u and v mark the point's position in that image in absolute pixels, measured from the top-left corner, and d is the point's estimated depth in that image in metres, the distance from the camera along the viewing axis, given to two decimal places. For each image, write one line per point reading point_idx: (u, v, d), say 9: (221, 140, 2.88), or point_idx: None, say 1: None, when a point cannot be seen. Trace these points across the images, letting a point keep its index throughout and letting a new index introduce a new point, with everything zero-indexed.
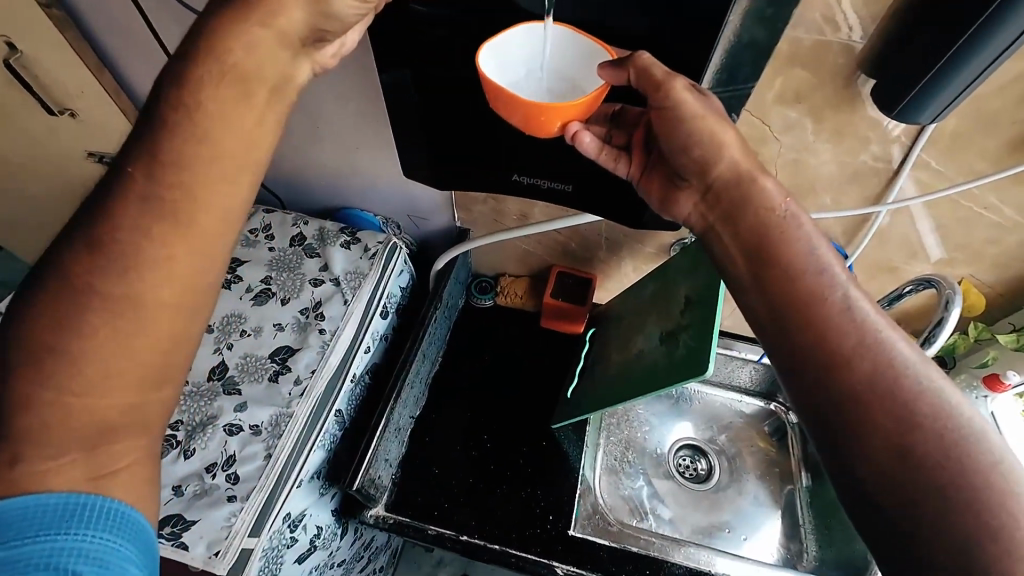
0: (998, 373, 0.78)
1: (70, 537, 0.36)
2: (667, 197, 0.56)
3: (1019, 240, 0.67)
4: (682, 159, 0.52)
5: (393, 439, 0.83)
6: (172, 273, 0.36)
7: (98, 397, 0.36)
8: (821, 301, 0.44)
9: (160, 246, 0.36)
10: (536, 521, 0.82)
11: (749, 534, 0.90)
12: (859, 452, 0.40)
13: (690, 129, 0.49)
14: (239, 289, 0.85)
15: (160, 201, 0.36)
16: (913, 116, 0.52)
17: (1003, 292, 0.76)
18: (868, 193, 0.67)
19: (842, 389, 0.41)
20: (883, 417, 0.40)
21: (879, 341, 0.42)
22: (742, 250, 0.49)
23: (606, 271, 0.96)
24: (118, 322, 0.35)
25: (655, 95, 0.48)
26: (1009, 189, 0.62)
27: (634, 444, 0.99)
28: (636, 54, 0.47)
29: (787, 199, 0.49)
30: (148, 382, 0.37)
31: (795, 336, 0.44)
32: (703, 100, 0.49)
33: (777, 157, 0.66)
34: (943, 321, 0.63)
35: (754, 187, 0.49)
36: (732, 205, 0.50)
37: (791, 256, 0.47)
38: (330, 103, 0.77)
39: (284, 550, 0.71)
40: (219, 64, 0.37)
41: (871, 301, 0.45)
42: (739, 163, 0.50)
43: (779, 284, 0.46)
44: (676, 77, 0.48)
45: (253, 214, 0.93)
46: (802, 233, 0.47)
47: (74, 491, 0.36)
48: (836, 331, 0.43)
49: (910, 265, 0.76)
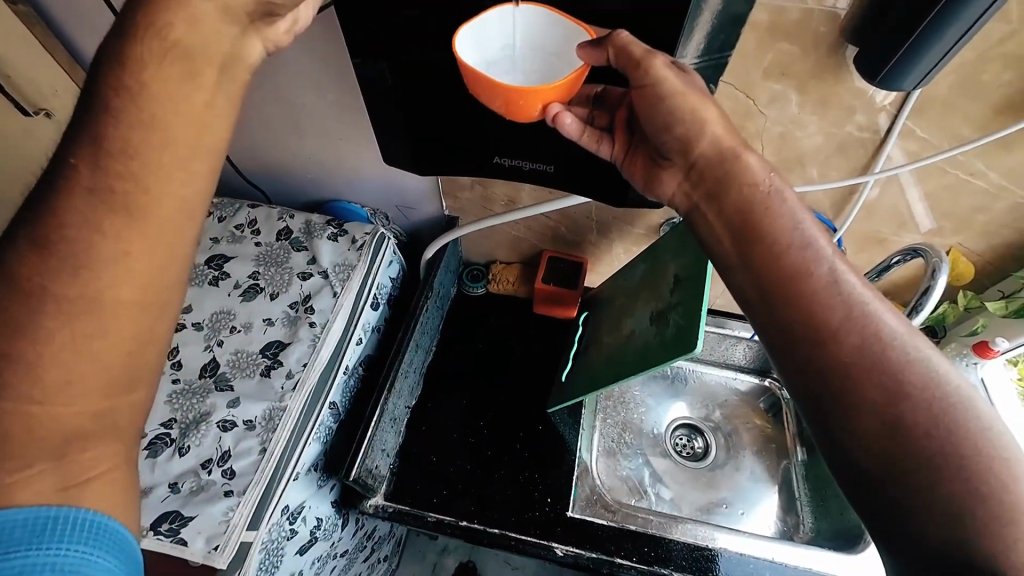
0: (988, 340, 0.78)
1: (43, 552, 0.34)
2: (651, 177, 0.55)
3: (1007, 207, 0.67)
4: (663, 138, 0.51)
5: (389, 428, 0.83)
6: (129, 269, 0.36)
7: (57, 395, 0.35)
8: (807, 276, 0.44)
9: (115, 242, 0.35)
10: (535, 504, 0.83)
11: (748, 508, 0.91)
12: (848, 424, 0.40)
13: (671, 107, 0.49)
14: (227, 286, 0.84)
15: (110, 194, 0.35)
16: (893, 83, 0.52)
17: (993, 260, 0.76)
18: (855, 164, 0.67)
19: (829, 361, 0.41)
20: (868, 388, 0.40)
21: (865, 313, 0.42)
22: (727, 228, 0.49)
23: (597, 254, 0.96)
24: (75, 322, 0.35)
25: (635, 74, 0.47)
26: (994, 154, 0.62)
27: (631, 425, 0.99)
28: (615, 33, 0.46)
29: (770, 173, 0.49)
30: (113, 378, 0.37)
31: (780, 310, 0.44)
32: (684, 76, 0.48)
33: (763, 131, 0.66)
34: (930, 290, 0.64)
35: (736, 163, 0.49)
36: (715, 182, 0.50)
37: (775, 232, 0.46)
38: (304, 90, 0.75)
39: (284, 543, 0.71)
40: (161, 42, 0.37)
41: (856, 273, 0.45)
42: (721, 139, 0.50)
43: (765, 260, 0.46)
44: (656, 54, 0.47)
45: (238, 209, 0.92)
46: (785, 207, 0.47)
47: (46, 504, 0.35)
48: (823, 306, 0.43)
49: (899, 236, 0.76)
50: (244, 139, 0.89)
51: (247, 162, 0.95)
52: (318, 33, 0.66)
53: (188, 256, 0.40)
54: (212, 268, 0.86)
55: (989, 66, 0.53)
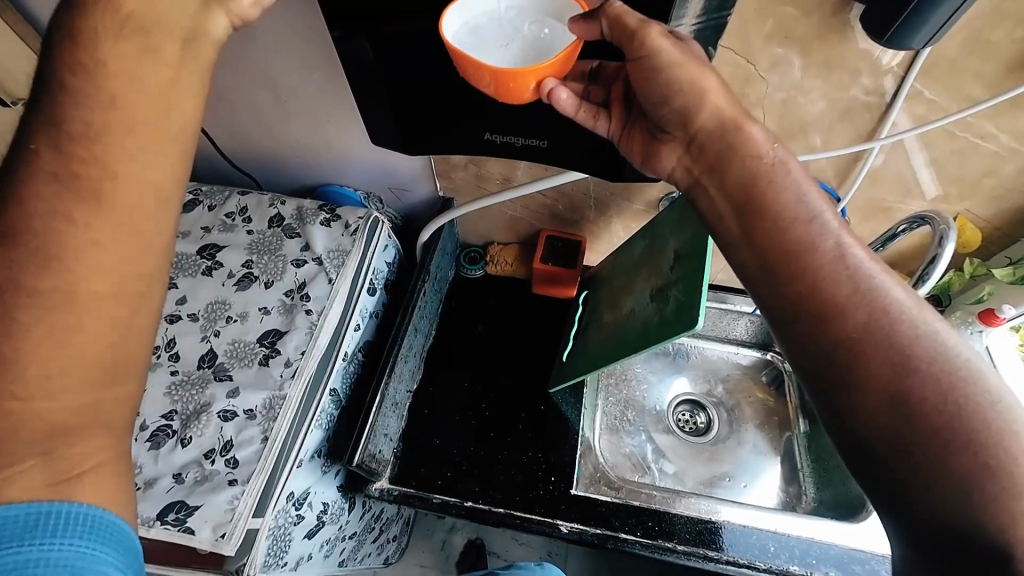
0: (994, 308, 0.77)
1: (38, 546, 0.34)
2: (650, 152, 0.53)
3: (1017, 170, 0.65)
4: (662, 112, 0.49)
5: (392, 413, 0.83)
6: (100, 257, 0.35)
7: (34, 389, 0.34)
8: (811, 251, 0.43)
9: (83, 230, 0.34)
10: (539, 483, 0.83)
11: (750, 480, 0.92)
12: (855, 404, 0.39)
13: (668, 78, 0.46)
14: (220, 275, 0.83)
15: (74, 180, 0.34)
16: (902, 42, 0.49)
17: (1001, 227, 0.74)
18: (859, 130, 0.65)
19: (834, 335, 0.41)
20: (876, 362, 0.39)
21: (873, 287, 0.41)
22: (729, 203, 0.47)
23: (595, 232, 0.95)
24: (47, 314, 0.34)
25: (629, 46, 0.45)
26: (1007, 114, 0.59)
27: (634, 403, 0.99)
28: (607, 3, 0.43)
29: (775, 144, 0.47)
30: (92, 372, 0.36)
31: (782, 285, 0.43)
32: (681, 44, 0.46)
33: (764, 99, 0.63)
34: (936, 259, 0.62)
35: (735, 134, 0.47)
36: (718, 156, 0.48)
37: (780, 209, 0.45)
38: (279, 69, 0.73)
39: (291, 528, 0.72)
40: (114, 14, 0.35)
41: (863, 248, 0.43)
42: (723, 111, 0.48)
43: (770, 236, 0.45)
44: (652, 23, 0.44)
45: (227, 197, 0.90)
46: (789, 180, 0.46)
47: (37, 500, 0.35)
48: (830, 282, 0.42)
49: (903, 204, 0.74)
50: (225, 124, 0.87)
51: (234, 147, 0.93)
52: (292, 10, 0.63)
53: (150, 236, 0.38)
54: (206, 258, 0.85)
55: (998, 22, 0.51)
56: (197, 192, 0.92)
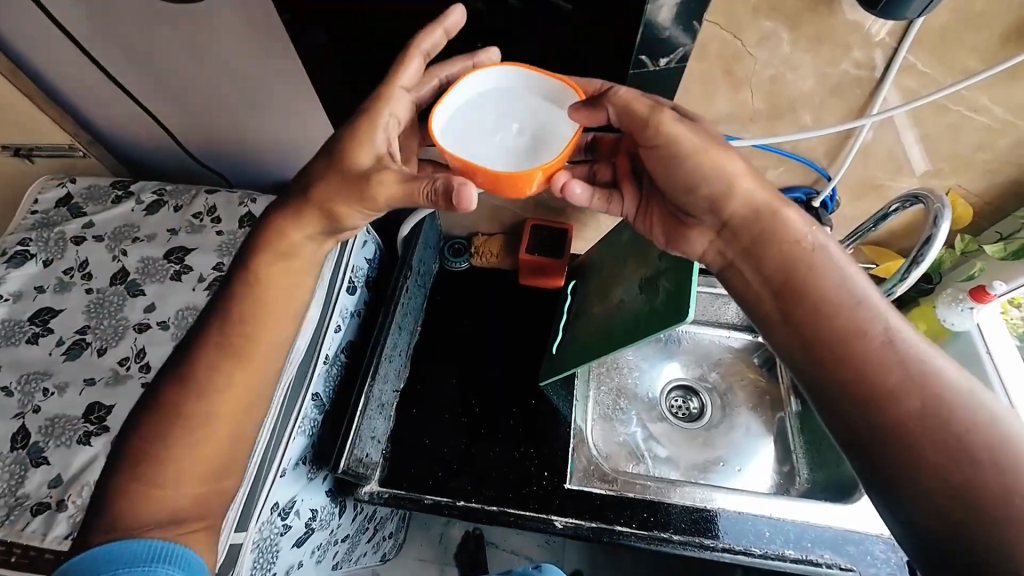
0: (985, 285, 0.74)
1: (144, 568, 0.46)
2: (676, 234, 0.55)
3: (1009, 143, 0.63)
4: (687, 198, 0.50)
5: (378, 415, 0.81)
6: (222, 396, 0.54)
7: (166, 475, 0.51)
8: (857, 337, 0.43)
9: (224, 382, 0.54)
10: (532, 478, 0.81)
11: (743, 464, 0.91)
12: (907, 487, 0.39)
13: (690, 164, 0.48)
14: (191, 280, 0.79)
15: (232, 349, 0.55)
16: (896, 12, 0.47)
17: (991, 201, 0.72)
18: (850, 106, 0.62)
19: (883, 419, 0.40)
20: (928, 447, 0.38)
21: (925, 372, 0.40)
22: (768, 288, 0.48)
23: (582, 219, 0.92)
24: (194, 432, 0.52)
25: (645, 132, 0.49)
26: (1001, 84, 0.57)
27: (626, 391, 0.98)
28: (609, 94, 0.48)
29: (814, 228, 0.48)
30: (208, 466, 0.53)
31: (827, 367, 0.44)
32: (698, 130, 0.49)
33: (753, 76, 0.61)
34: (931, 239, 0.60)
35: (774, 221, 0.48)
36: (755, 241, 0.48)
37: (820, 292, 0.45)
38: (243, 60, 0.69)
39: (278, 538, 0.71)
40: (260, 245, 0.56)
41: (912, 329, 0.43)
42: (755, 197, 0.48)
43: (811, 319, 0.45)
44: (663, 109, 0.49)
45: (194, 196, 0.86)
46: (831, 264, 0.46)
47: (154, 537, 0.49)
48: (876, 367, 0.41)
49: (895, 181, 0.72)
50: (189, 117, 0.84)
51: (200, 139, 0.89)
52: None
53: (271, 347, 0.57)
54: (173, 262, 0.81)
55: None
56: (162, 191, 0.87)
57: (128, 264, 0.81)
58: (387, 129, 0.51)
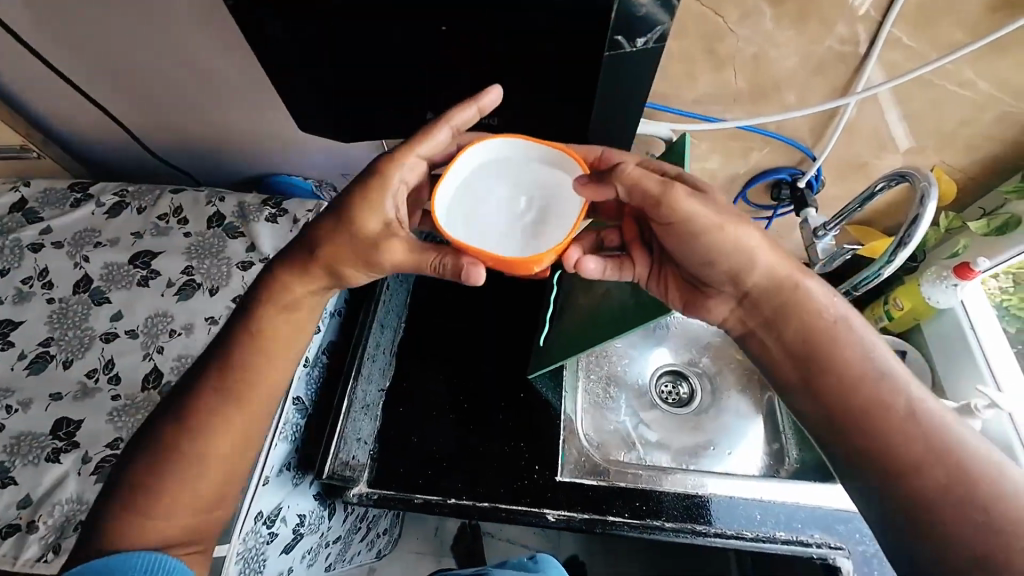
0: (969, 262, 0.73)
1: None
2: (694, 302, 0.55)
3: (994, 118, 0.62)
4: (705, 270, 0.51)
5: (362, 416, 0.83)
6: (219, 432, 0.53)
7: (162, 506, 0.52)
8: (880, 409, 0.46)
9: (218, 419, 0.53)
10: (523, 472, 0.81)
11: (733, 447, 0.91)
12: (932, 553, 0.43)
13: (708, 241, 0.49)
14: (159, 285, 0.76)
15: (228, 390, 0.54)
16: None
17: (975, 176, 0.72)
18: (835, 84, 0.61)
19: (909, 490, 0.44)
20: (951, 516, 0.42)
21: (946, 445, 0.44)
22: (790, 356, 0.51)
23: None
24: (190, 468, 0.52)
25: (658, 209, 0.49)
26: (985, 58, 0.56)
27: (615, 378, 0.98)
28: (618, 170, 0.48)
29: (836, 301, 0.50)
30: (203, 496, 0.53)
31: (853, 438, 0.47)
32: (714, 205, 0.48)
33: (735, 54, 0.58)
34: (918, 219, 0.59)
35: (795, 294, 0.50)
36: (775, 313, 0.51)
37: (843, 365, 0.48)
38: (197, 50, 0.67)
39: (265, 547, 0.72)
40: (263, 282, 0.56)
41: (931, 399, 0.46)
42: (777, 271, 0.50)
43: (835, 390, 0.48)
44: (674, 184, 0.48)
45: (158, 197, 0.82)
46: (854, 336, 0.49)
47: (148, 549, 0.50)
48: (899, 438, 0.45)
49: (881, 160, 0.71)
50: (147, 113, 0.81)
51: (161, 134, 0.86)
52: None
53: (269, 387, 0.55)
54: (139, 267, 0.77)
55: None
56: (124, 192, 0.82)
57: (91, 271, 0.77)
58: (396, 194, 0.51)
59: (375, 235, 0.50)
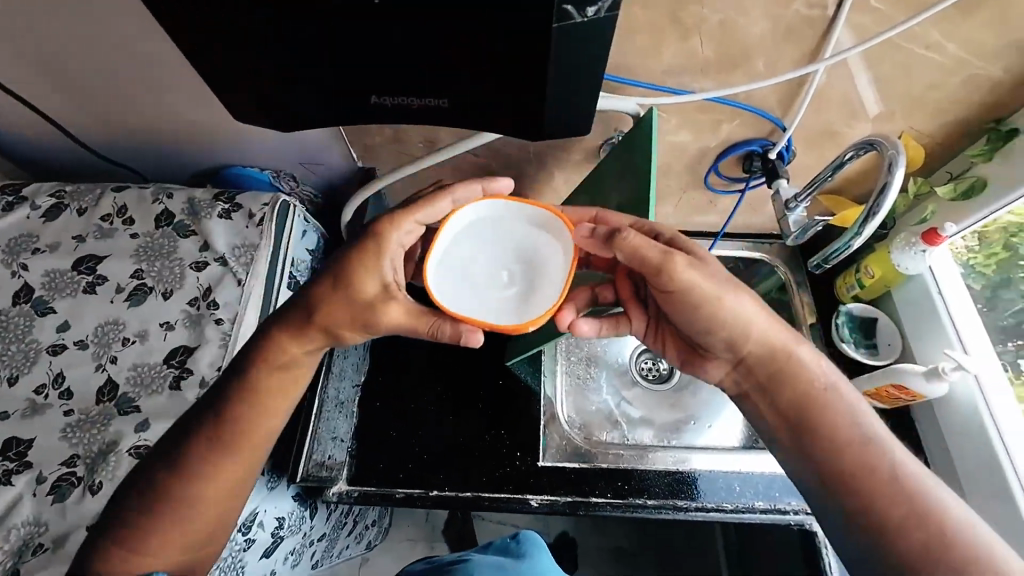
0: (936, 228, 0.73)
1: None
2: (691, 360, 0.59)
3: (961, 81, 0.61)
4: (703, 336, 0.54)
5: (337, 413, 0.82)
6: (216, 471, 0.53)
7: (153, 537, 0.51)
8: (867, 472, 0.49)
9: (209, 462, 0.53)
10: (504, 460, 0.80)
11: (713, 420, 0.92)
12: None
13: (705, 307, 0.51)
14: (108, 291, 0.71)
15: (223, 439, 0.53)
16: None
17: (943, 141, 0.72)
18: (803, 50, 0.59)
19: (895, 551, 0.46)
20: None
21: (930, 509, 0.46)
22: (782, 419, 0.53)
23: (538, 189, 0.87)
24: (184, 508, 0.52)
25: (659, 278, 0.51)
26: (951, 19, 0.55)
27: (595, 358, 0.97)
28: (621, 237, 0.50)
29: (827, 369, 0.53)
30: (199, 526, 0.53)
31: (846, 501, 0.49)
32: (711, 275, 0.51)
33: (702, 23, 0.56)
34: (886, 188, 0.58)
35: (787, 361, 0.53)
36: (768, 378, 0.53)
37: (833, 429, 0.50)
38: (121, 36, 0.63)
39: (242, 553, 0.70)
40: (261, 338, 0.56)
41: (914, 463, 0.49)
42: (770, 341, 0.53)
43: (825, 451, 0.50)
44: (674, 254, 0.50)
45: (100, 196, 0.76)
46: (844, 402, 0.51)
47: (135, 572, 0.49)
48: (885, 501, 0.47)
49: (852, 128, 0.70)
50: (78, 106, 0.77)
51: (96, 127, 0.81)
52: None
53: (268, 436, 0.55)
54: (84, 273, 0.72)
55: None
56: (62, 193, 0.77)
57: (31, 279, 0.72)
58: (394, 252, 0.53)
59: (372, 297, 0.52)
